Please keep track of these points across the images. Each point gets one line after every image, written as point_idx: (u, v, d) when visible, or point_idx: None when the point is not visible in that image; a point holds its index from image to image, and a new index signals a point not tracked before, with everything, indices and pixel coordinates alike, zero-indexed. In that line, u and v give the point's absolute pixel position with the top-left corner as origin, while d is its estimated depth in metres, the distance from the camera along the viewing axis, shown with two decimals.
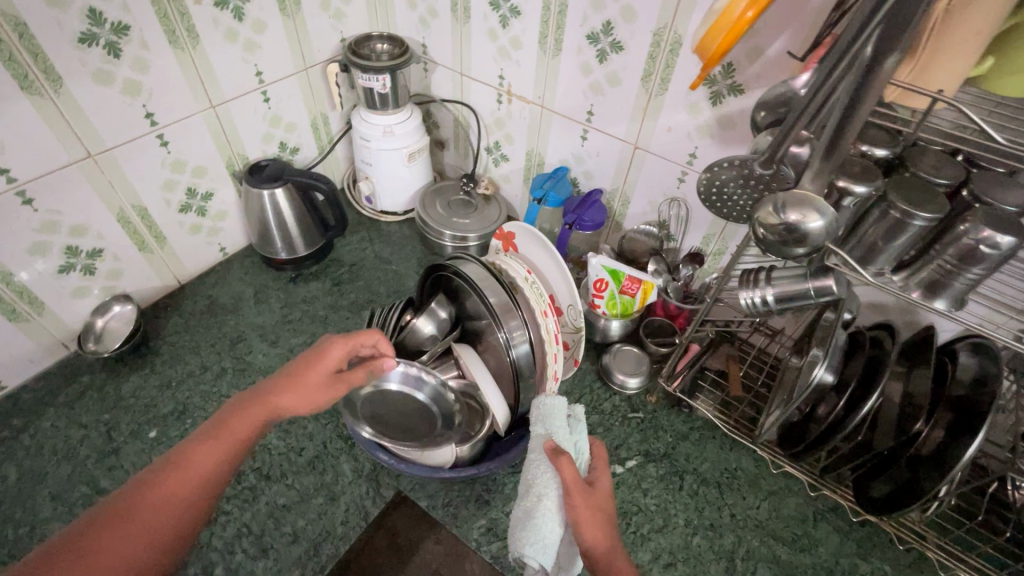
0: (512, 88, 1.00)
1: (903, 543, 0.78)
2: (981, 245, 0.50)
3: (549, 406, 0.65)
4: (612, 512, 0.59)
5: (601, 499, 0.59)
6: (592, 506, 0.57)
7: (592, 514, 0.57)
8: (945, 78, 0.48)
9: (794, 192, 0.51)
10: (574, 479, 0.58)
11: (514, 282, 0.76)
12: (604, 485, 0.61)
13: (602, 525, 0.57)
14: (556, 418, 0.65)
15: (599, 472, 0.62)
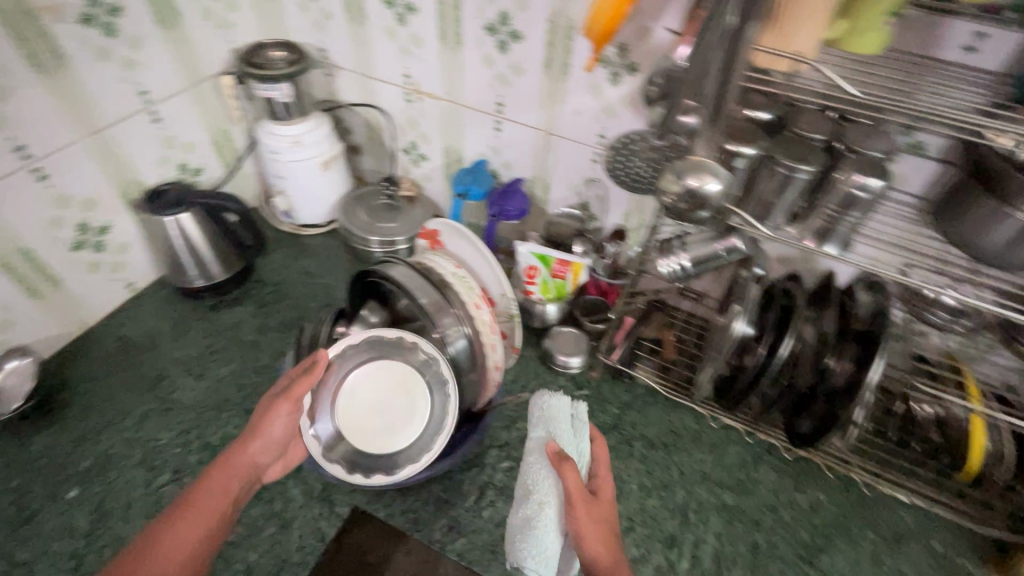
0: (419, 85, 0.99)
1: (834, 470, 0.84)
2: (854, 189, 0.56)
3: (554, 409, 0.66)
4: (613, 520, 0.60)
5: (605, 510, 0.60)
6: (595, 518, 0.58)
7: (595, 526, 0.58)
8: (801, 41, 0.53)
9: (687, 158, 0.54)
10: (579, 488, 0.58)
11: (445, 280, 0.76)
12: (607, 489, 0.63)
13: (606, 539, 0.57)
14: (560, 422, 0.65)
15: (602, 478, 0.63)
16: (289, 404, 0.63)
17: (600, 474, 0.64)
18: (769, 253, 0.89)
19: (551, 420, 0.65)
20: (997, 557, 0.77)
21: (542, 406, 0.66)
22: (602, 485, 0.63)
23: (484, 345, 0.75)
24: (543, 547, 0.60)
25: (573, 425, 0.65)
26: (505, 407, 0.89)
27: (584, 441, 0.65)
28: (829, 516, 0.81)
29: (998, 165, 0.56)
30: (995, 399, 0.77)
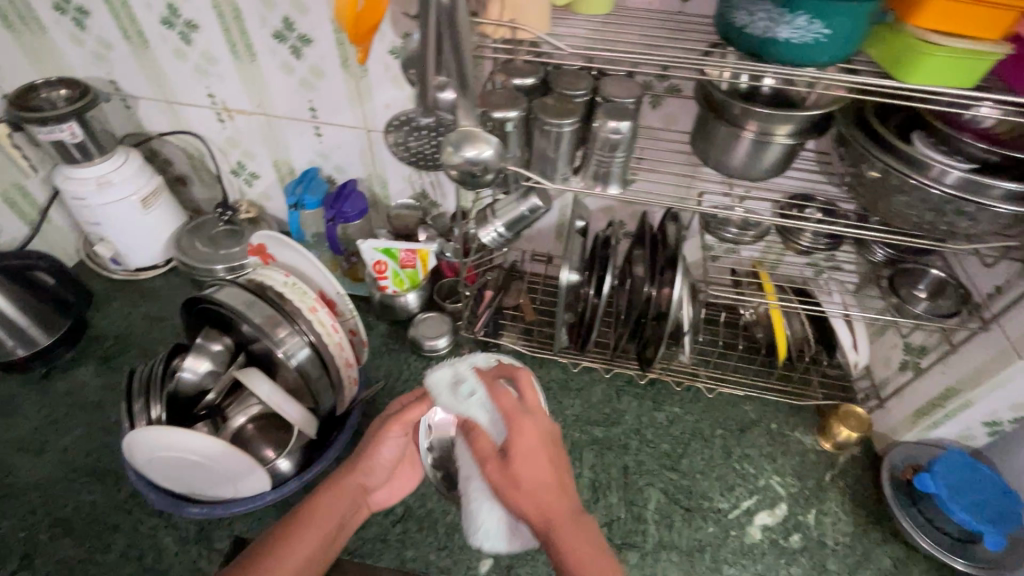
0: (227, 104, 0.96)
1: (683, 384, 0.95)
2: (610, 133, 0.63)
3: (438, 383, 0.65)
4: (540, 477, 0.56)
5: (520, 461, 0.56)
6: (511, 475, 0.56)
7: (511, 486, 0.56)
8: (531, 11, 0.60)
9: (458, 131, 0.59)
10: (486, 450, 0.58)
11: (276, 292, 0.74)
12: (527, 433, 0.57)
13: (526, 493, 0.55)
14: (444, 393, 0.64)
15: (516, 423, 0.58)
16: (400, 427, 0.67)
17: (510, 420, 0.58)
18: (593, 206, 0.97)
19: (438, 395, 0.65)
20: (819, 422, 0.90)
21: (428, 385, 0.66)
22: (516, 432, 0.57)
23: (330, 347, 0.75)
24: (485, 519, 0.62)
25: (460, 388, 0.64)
26: (380, 402, 0.91)
27: (477, 397, 0.63)
28: (685, 425, 0.91)
29: (720, 93, 0.67)
30: (789, 291, 0.90)
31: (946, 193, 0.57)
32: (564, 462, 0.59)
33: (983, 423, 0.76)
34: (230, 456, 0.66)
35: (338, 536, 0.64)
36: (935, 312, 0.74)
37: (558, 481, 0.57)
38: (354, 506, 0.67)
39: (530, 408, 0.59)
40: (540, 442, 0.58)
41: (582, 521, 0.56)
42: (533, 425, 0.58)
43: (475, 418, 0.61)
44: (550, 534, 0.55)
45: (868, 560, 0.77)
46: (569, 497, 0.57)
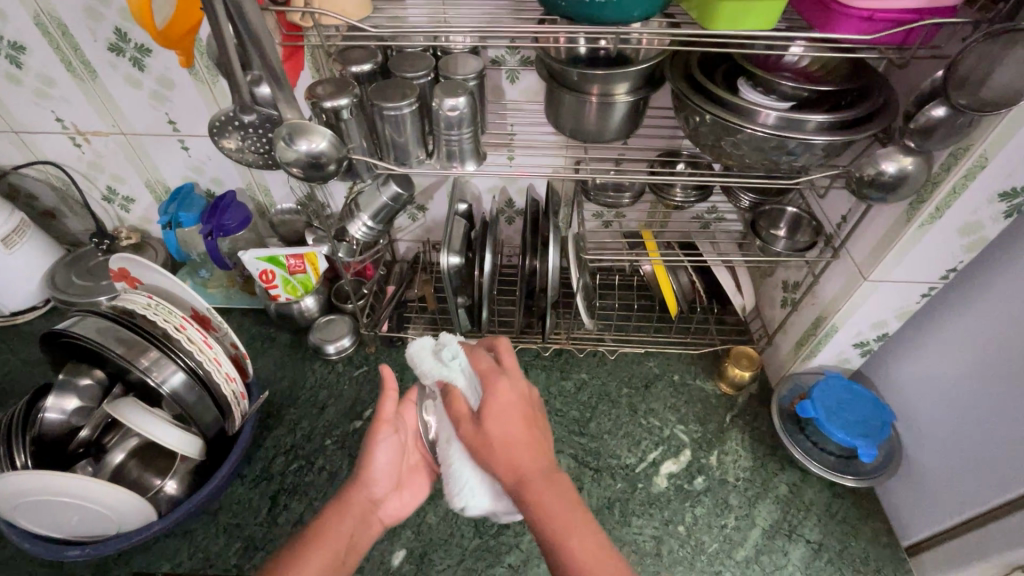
0: (79, 127, 0.91)
1: (588, 350, 0.97)
2: (448, 111, 0.63)
3: (416, 350, 0.62)
4: (512, 434, 0.54)
5: (493, 417, 0.55)
6: (485, 432, 0.55)
7: (484, 442, 0.54)
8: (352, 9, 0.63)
9: (293, 123, 0.58)
10: (461, 410, 0.56)
11: (136, 316, 0.71)
12: (505, 393, 0.57)
13: (499, 450, 0.54)
14: (424, 357, 0.61)
15: (491, 384, 0.57)
16: (386, 424, 0.64)
17: (486, 380, 0.57)
18: (479, 187, 0.98)
19: (418, 360, 0.62)
20: (717, 368, 0.94)
21: (409, 351, 0.62)
22: (492, 391, 0.56)
23: (206, 364, 0.72)
24: (465, 479, 0.56)
25: (438, 349, 0.62)
26: (284, 414, 0.89)
27: (461, 360, 0.60)
28: (592, 389, 0.92)
29: (557, 60, 0.67)
30: (674, 246, 0.93)
31: (766, 133, 0.59)
32: (538, 423, 0.58)
33: (854, 345, 0.81)
34: (104, 491, 0.63)
35: (350, 555, 0.59)
36: (795, 247, 0.78)
37: (532, 439, 0.55)
38: (363, 523, 0.62)
39: (506, 370, 0.59)
40: (516, 401, 0.57)
41: (555, 474, 0.54)
42: (509, 385, 0.58)
43: (454, 380, 0.59)
44: (521, 489, 0.52)
45: (767, 490, 0.81)
46: (546, 455, 0.55)
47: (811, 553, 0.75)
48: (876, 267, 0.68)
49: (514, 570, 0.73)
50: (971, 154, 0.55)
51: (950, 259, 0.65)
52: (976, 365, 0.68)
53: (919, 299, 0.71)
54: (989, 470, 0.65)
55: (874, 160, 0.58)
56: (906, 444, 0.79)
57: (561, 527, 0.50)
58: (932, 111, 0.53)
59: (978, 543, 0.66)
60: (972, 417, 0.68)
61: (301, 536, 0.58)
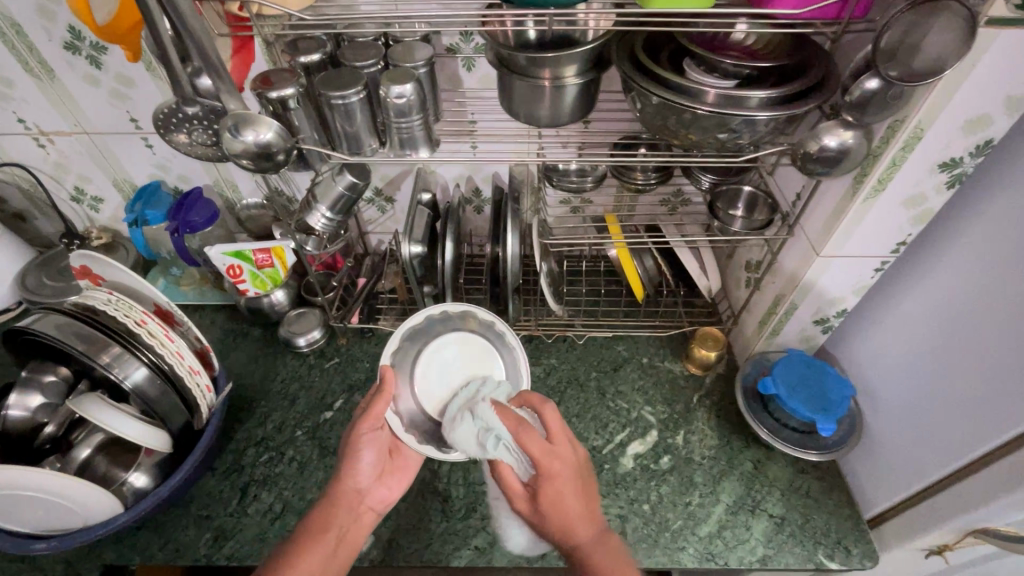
0: (41, 127, 0.91)
1: (557, 336, 0.97)
2: (396, 98, 0.63)
3: (459, 436, 0.64)
4: (569, 512, 0.58)
5: (551, 503, 0.58)
6: (543, 512, 0.59)
7: (543, 521, 0.59)
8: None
9: (240, 114, 0.58)
10: (514, 489, 0.61)
11: (97, 313, 0.71)
12: (561, 475, 0.58)
13: (560, 528, 0.58)
14: (471, 439, 0.64)
15: (546, 466, 0.58)
16: (372, 421, 0.67)
17: (543, 466, 0.58)
18: (445, 176, 0.98)
19: (461, 441, 0.64)
20: (685, 349, 0.95)
21: (452, 436, 0.65)
22: (549, 478, 0.58)
23: (170, 359, 0.73)
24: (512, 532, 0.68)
25: (483, 433, 0.63)
26: (255, 406, 0.90)
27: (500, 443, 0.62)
28: (561, 374, 0.93)
29: (505, 45, 0.67)
30: (639, 229, 0.93)
31: (708, 112, 0.59)
32: (588, 485, 0.61)
33: (814, 322, 0.81)
34: (65, 484, 0.64)
35: (342, 545, 0.64)
36: (753, 226, 0.78)
37: (585, 510, 0.59)
38: (353, 513, 0.67)
39: (556, 443, 0.60)
40: (570, 478, 0.59)
41: (608, 538, 0.59)
42: (562, 461, 0.59)
43: (502, 463, 0.61)
44: (578, 557, 0.58)
45: (732, 467, 0.82)
46: (593, 518, 0.60)
47: (773, 527, 0.76)
48: (827, 242, 0.69)
49: (480, 551, 0.74)
50: (907, 126, 0.56)
51: (898, 232, 0.66)
52: (926, 338, 0.69)
53: (873, 274, 0.72)
54: (939, 439, 0.66)
55: (816, 135, 0.58)
56: (867, 418, 0.80)
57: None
58: (864, 84, 0.54)
59: (932, 511, 0.67)
60: (924, 389, 0.69)
61: (292, 542, 0.62)
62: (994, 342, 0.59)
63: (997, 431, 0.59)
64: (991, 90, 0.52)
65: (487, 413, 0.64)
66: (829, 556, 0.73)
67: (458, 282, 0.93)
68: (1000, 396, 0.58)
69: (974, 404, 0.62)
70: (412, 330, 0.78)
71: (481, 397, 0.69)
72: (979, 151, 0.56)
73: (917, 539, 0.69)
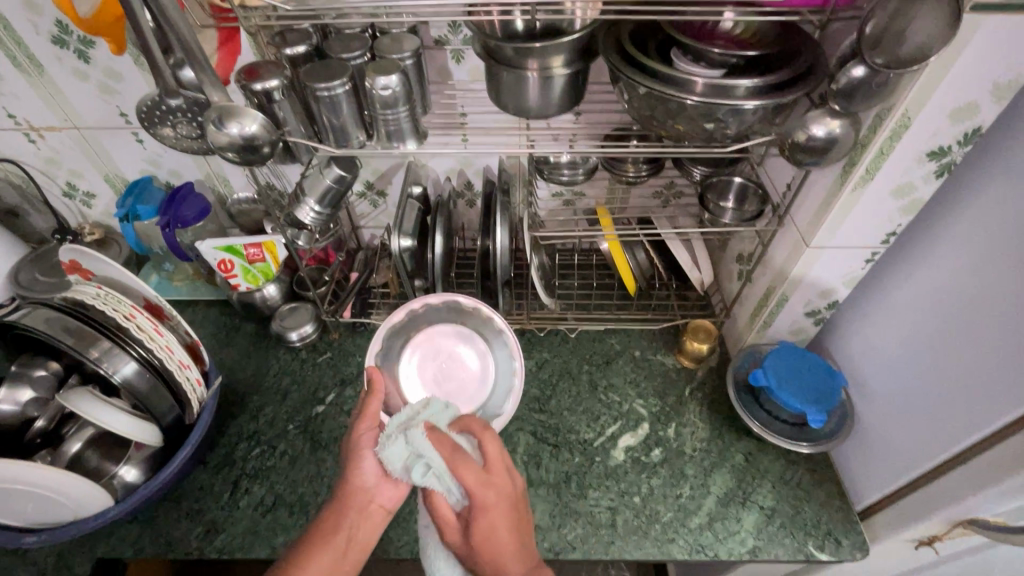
0: (31, 122, 0.91)
1: (550, 329, 0.97)
2: (381, 90, 0.63)
3: (390, 457, 0.62)
4: (501, 545, 0.56)
5: (481, 535, 0.56)
6: (473, 544, 0.57)
7: (470, 551, 0.58)
8: None
9: (223, 106, 0.58)
10: (448, 516, 0.59)
11: (86, 308, 0.71)
12: (494, 506, 0.57)
13: (489, 563, 0.56)
14: (399, 463, 0.61)
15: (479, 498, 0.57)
16: (371, 420, 0.66)
17: (476, 496, 0.56)
18: (437, 169, 0.97)
19: (393, 463, 0.61)
20: (678, 341, 0.95)
21: (382, 455, 0.62)
22: (479, 510, 0.56)
23: (160, 354, 0.73)
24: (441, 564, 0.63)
25: (413, 458, 0.60)
26: (248, 400, 0.90)
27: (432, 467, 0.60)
28: (553, 367, 0.93)
29: (491, 36, 0.67)
30: (631, 222, 0.93)
31: (696, 102, 0.59)
32: (523, 519, 0.59)
33: (806, 314, 0.81)
34: (55, 478, 0.64)
35: (351, 548, 0.63)
36: (743, 218, 0.78)
37: (517, 547, 0.56)
38: (364, 515, 0.65)
39: (492, 474, 0.58)
40: (500, 513, 0.57)
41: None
42: (495, 495, 0.57)
43: (433, 490, 0.59)
44: None
45: (723, 460, 0.82)
46: (528, 553, 0.58)
47: (764, 519, 0.76)
48: (816, 233, 0.68)
49: None
50: (894, 114, 0.55)
51: (888, 222, 0.66)
52: (921, 324, 0.68)
53: (863, 265, 0.72)
54: (934, 426, 0.65)
55: (804, 124, 0.58)
56: (858, 409, 0.80)
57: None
58: (851, 71, 0.53)
59: (924, 499, 0.66)
60: (918, 376, 0.69)
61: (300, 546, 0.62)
62: (990, 331, 0.58)
63: (994, 416, 0.58)
64: (980, 76, 0.51)
65: (420, 438, 0.61)
66: (819, 548, 0.73)
67: (449, 276, 0.92)
68: (996, 382, 0.57)
69: (970, 390, 0.61)
70: (396, 327, 0.81)
71: (418, 416, 0.65)
72: (967, 139, 0.56)
73: (909, 529, 0.69)
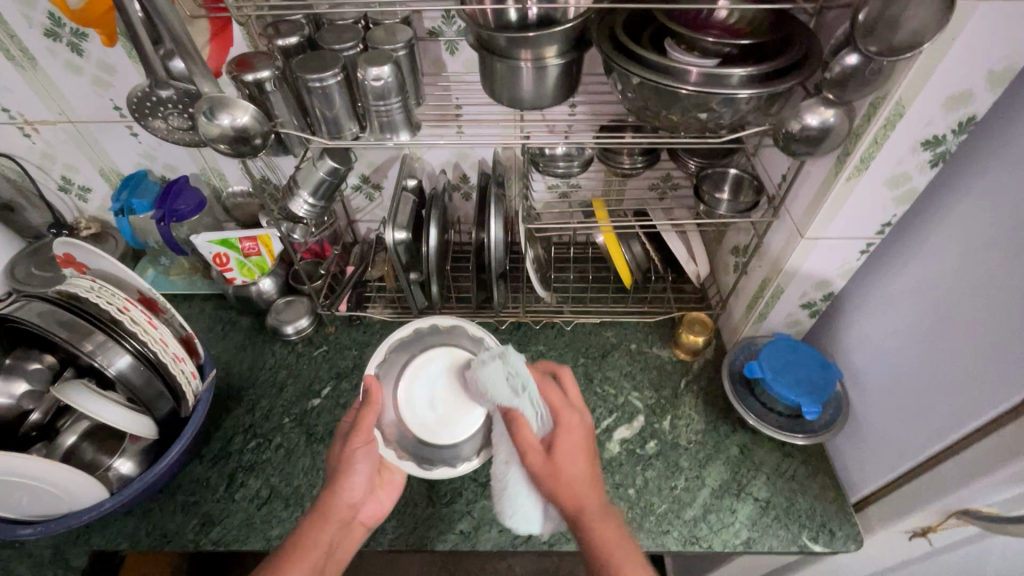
0: (26, 116, 0.91)
1: (546, 322, 0.97)
2: (374, 81, 0.63)
3: (489, 379, 0.68)
4: (579, 467, 0.63)
5: (565, 455, 0.63)
6: (555, 464, 0.63)
7: (553, 475, 0.62)
8: None
9: (215, 98, 0.58)
10: (530, 442, 0.64)
11: (81, 301, 0.71)
12: (575, 428, 0.65)
13: (569, 484, 0.62)
14: (499, 385, 0.68)
15: (563, 419, 0.66)
16: (365, 434, 0.67)
17: (563, 416, 0.65)
18: (432, 162, 0.97)
19: (491, 385, 0.68)
20: (674, 334, 0.95)
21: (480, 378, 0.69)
22: (564, 428, 0.65)
23: (155, 347, 0.73)
24: (519, 500, 0.66)
25: (512, 379, 0.68)
26: (243, 394, 0.90)
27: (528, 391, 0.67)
28: (549, 360, 0.93)
29: (485, 27, 0.66)
30: (626, 214, 0.93)
31: (689, 91, 0.59)
32: (596, 452, 0.66)
33: (801, 306, 0.81)
34: (49, 470, 0.64)
35: (329, 562, 0.63)
36: (738, 209, 0.77)
37: (592, 476, 0.64)
38: (344, 528, 0.66)
39: (575, 403, 0.68)
40: (582, 438, 0.65)
41: (609, 510, 0.62)
42: (578, 421, 0.66)
43: (524, 411, 0.66)
44: (580, 518, 0.61)
45: (718, 452, 0.82)
46: (599, 490, 0.63)
47: (758, 510, 0.76)
48: (811, 224, 0.68)
49: (466, 536, 0.75)
50: (888, 102, 0.55)
51: (883, 213, 0.65)
52: (913, 316, 0.68)
53: (858, 256, 0.71)
54: (926, 417, 0.66)
55: (798, 114, 0.58)
56: (853, 401, 0.80)
57: (610, 558, 0.59)
58: (844, 60, 0.53)
59: (918, 491, 0.66)
60: (912, 367, 0.69)
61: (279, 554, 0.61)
62: (980, 321, 0.58)
63: (989, 404, 0.58)
64: (975, 64, 0.51)
65: (519, 365, 0.69)
66: (813, 539, 0.74)
67: (445, 269, 0.92)
68: (991, 370, 0.57)
69: (962, 379, 0.61)
70: (402, 342, 0.79)
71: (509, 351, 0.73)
72: (962, 128, 0.55)
73: (903, 522, 0.69)
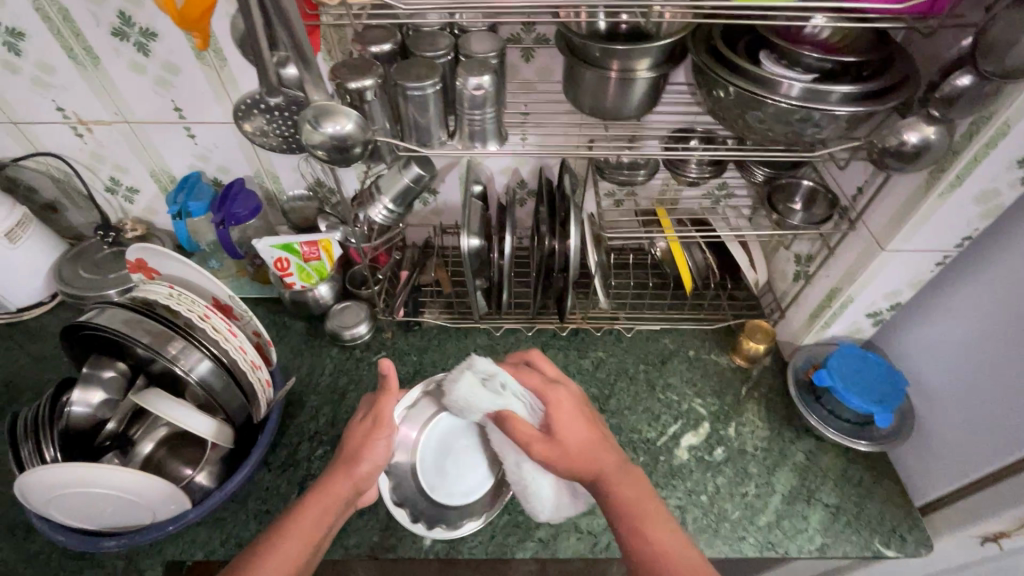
0: (79, 116, 0.89)
1: (604, 329, 0.97)
2: (474, 90, 0.63)
3: (467, 394, 0.68)
4: (577, 434, 0.62)
5: (563, 428, 0.62)
6: (560, 441, 0.61)
7: (562, 453, 0.60)
8: None
9: (320, 106, 0.57)
10: (526, 431, 0.62)
11: (159, 307, 0.70)
12: (562, 401, 0.65)
13: (577, 453, 0.60)
14: (477, 394, 0.68)
15: (553, 396, 0.65)
16: (386, 427, 0.65)
17: (547, 394, 0.65)
18: (493, 167, 0.97)
19: (471, 394, 0.68)
20: (732, 341, 0.95)
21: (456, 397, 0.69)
22: (553, 404, 0.65)
23: (231, 353, 0.71)
24: (543, 490, 0.70)
25: (490, 385, 0.68)
26: (305, 401, 0.89)
27: (512, 386, 0.68)
28: (610, 366, 0.94)
29: (578, 35, 0.66)
30: (687, 223, 0.94)
31: (793, 105, 0.59)
32: (597, 418, 0.66)
33: (867, 315, 0.83)
34: (138, 483, 0.63)
35: (320, 547, 0.60)
36: (811, 220, 0.79)
37: (599, 439, 0.62)
38: (344, 509, 0.63)
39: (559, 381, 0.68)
40: (574, 406, 0.65)
41: (627, 467, 0.60)
42: (566, 393, 0.66)
43: (511, 406, 0.66)
44: (600, 480, 0.59)
45: (785, 458, 0.83)
46: (611, 447, 0.62)
47: (830, 516, 0.78)
48: (892, 236, 0.70)
49: (544, 543, 0.75)
50: (994, 122, 0.57)
51: (967, 226, 0.67)
52: (986, 324, 0.69)
53: (933, 268, 0.73)
54: (1000, 428, 0.67)
55: (897, 130, 0.59)
56: (917, 410, 0.81)
57: (641, 513, 0.56)
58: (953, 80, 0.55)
59: (997, 497, 0.67)
60: (985, 376, 0.70)
61: (269, 536, 0.57)
62: None
63: None
64: None
65: (490, 368, 0.70)
66: (886, 544, 0.75)
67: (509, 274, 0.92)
68: None
69: None
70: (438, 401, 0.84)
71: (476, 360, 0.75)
72: None
73: (974, 526, 0.71)
